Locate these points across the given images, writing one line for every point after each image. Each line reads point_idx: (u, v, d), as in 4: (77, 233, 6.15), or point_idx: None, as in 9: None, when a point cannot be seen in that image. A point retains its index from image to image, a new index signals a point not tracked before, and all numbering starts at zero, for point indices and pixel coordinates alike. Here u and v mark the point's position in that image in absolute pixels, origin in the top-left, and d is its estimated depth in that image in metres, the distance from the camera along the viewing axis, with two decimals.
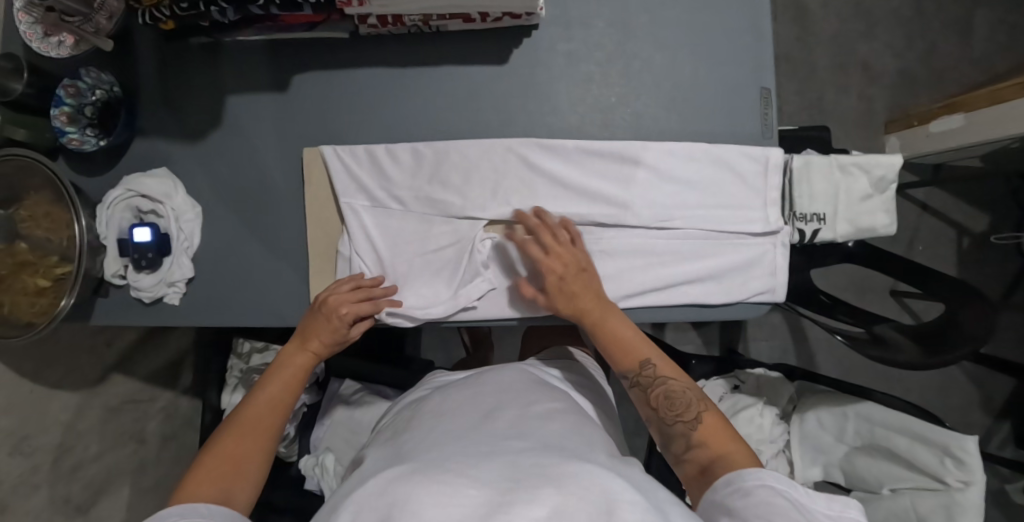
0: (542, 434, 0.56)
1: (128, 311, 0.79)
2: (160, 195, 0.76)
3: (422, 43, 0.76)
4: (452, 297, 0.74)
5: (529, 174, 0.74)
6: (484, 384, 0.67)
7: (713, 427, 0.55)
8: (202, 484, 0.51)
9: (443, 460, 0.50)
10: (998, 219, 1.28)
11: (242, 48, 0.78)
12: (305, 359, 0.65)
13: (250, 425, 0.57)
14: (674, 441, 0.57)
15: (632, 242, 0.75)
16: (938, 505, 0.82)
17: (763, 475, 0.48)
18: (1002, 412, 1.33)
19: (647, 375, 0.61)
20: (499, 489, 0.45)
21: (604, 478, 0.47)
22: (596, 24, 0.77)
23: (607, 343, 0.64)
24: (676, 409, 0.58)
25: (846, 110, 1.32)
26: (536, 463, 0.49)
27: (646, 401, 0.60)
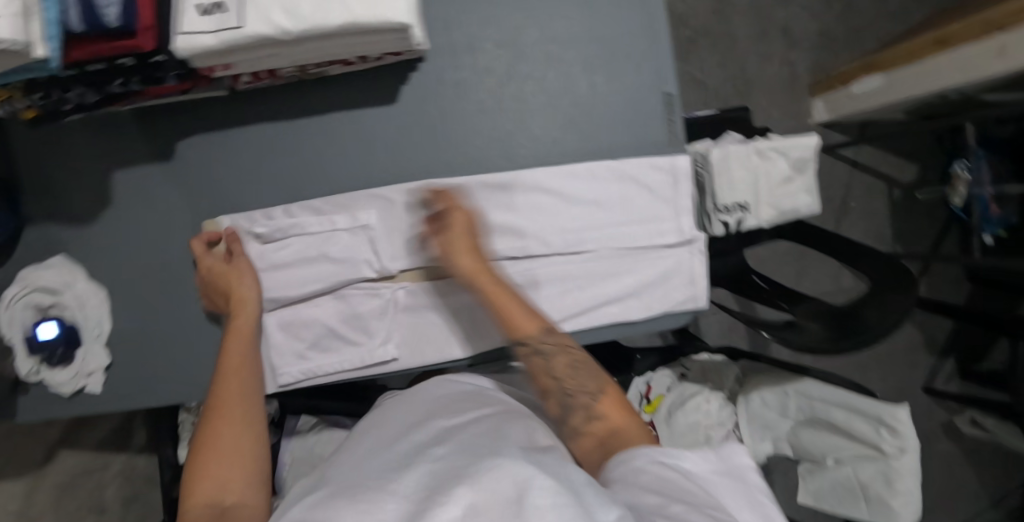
0: (463, 434, 0.50)
1: (50, 405, 0.76)
2: (59, 286, 0.73)
3: (306, 92, 0.72)
4: (372, 351, 0.73)
5: (434, 217, 0.73)
6: (415, 399, 0.62)
7: (613, 404, 0.55)
8: (200, 480, 0.51)
9: (361, 480, 0.44)
10: (924, 168, 1.31)
11: (118, 118, 0.73)
12: (243, 323, 0.67)
13: (226, 413, 0.57)
14: (573, 411, 0.55)
15: (547, 270, 0.75)
16: (877, 472, 0.86)
17: (650, 452, 0.47)
18: (947, 351, 1.38)
19: (551, 346, 0.59)
20: (416, 499, 0.38)
21: (519, 467, 0.39)
22: (484, 47, 0.73)
23: (505, 316, 0.62)
24: (583, 379, 0.57)
25: (771, 77, 1.31)
26: (452, 467, 0.42)
27: (550, 374, 0.58)
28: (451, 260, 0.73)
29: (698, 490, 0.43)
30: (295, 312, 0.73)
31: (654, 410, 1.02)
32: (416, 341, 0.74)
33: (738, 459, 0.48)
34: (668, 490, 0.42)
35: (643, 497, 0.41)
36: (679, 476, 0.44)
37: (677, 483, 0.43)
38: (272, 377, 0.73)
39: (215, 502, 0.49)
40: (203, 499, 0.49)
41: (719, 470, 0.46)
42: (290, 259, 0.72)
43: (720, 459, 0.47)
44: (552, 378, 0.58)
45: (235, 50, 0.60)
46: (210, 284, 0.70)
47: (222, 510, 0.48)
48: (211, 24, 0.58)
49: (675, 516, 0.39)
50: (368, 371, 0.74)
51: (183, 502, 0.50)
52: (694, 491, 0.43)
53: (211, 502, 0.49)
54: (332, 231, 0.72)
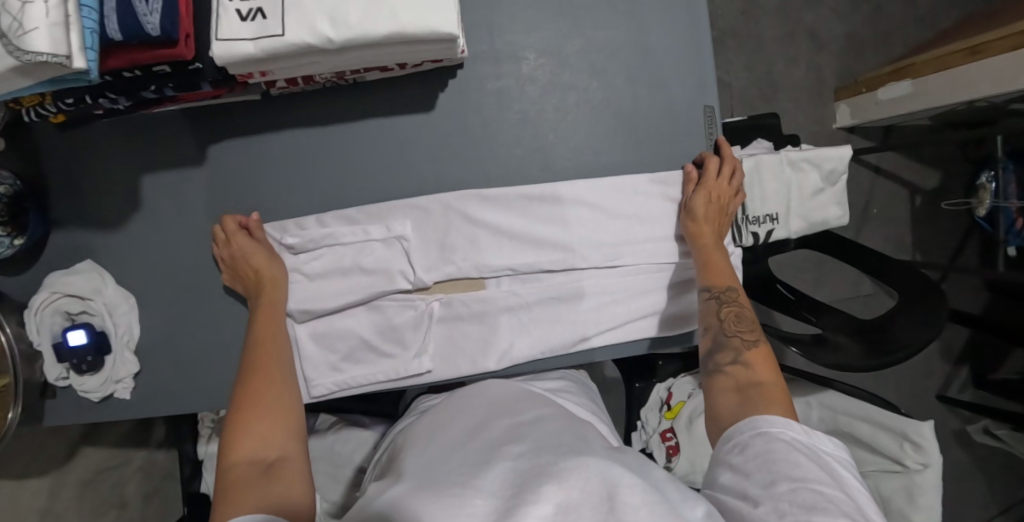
0: (539, 429, 0.50)
1: (79, 410, 0.76)
2: (89, 292, 0.72)
3: (339, 98, 0.70)
4: (405, 363, 0.72)
5: (472, 229, 0.71)
6: (475, 394, 0.62)
7: (763, 358, 0.58)
8: (243, 435, 0.53)
9: (447, 470, 0.45)
10: (947, 176, 1.31)
11: (148, 121, 0.71)
12: (272, 295, 0.67)
13: (259, 383, 0.57)
14: (723, 350, 0.60)
15: (584, 284, 0.74)
16: (899, 486, 0.88)
17: (758, 422, 0.50)
18: (960, 358, 1.40)
19: (725, 293, 0.66)
20: (508, 492, 0.40)
21: (606, 468, 0.41)
22: (526, 56, 0.71)
23: (704, 261, 0.69)
24: (742, 328, 0.62)
25: (797, 81, 1.30)
26: (538, 464, 0.43)
27: (715, 314, 0.64)
28: (488, 273, 0.72)
29: (809, 458, 0.46)
30: (328, 324, 0.72)
31: (675, 416, 0.99)
32: (449, 354, 0.73)
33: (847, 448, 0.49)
34: (775, 466, 0.45)
35: (753, 476, 0.45)
36: (788, 447, 0.47)
37: (788, 460, 0.45)
38: (305, 389, 0.73)
39: (259, 459, 0.51)
40: (246, 455, 0.51)
41: (830, 452, 0.48)
42: (324, 270, 0.71)
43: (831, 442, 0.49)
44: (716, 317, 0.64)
45: (275, 58, 0.58)
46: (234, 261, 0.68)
47: (266, 467, 0.51)
48: (251, 32, 0.56)
49: (784, 498, 0.42)
50: (401, 384, 0.73)
51: (227, 458, 0.52)
52: (804, 458, 0.46)
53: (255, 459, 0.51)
54: (366, 242, 0.71)
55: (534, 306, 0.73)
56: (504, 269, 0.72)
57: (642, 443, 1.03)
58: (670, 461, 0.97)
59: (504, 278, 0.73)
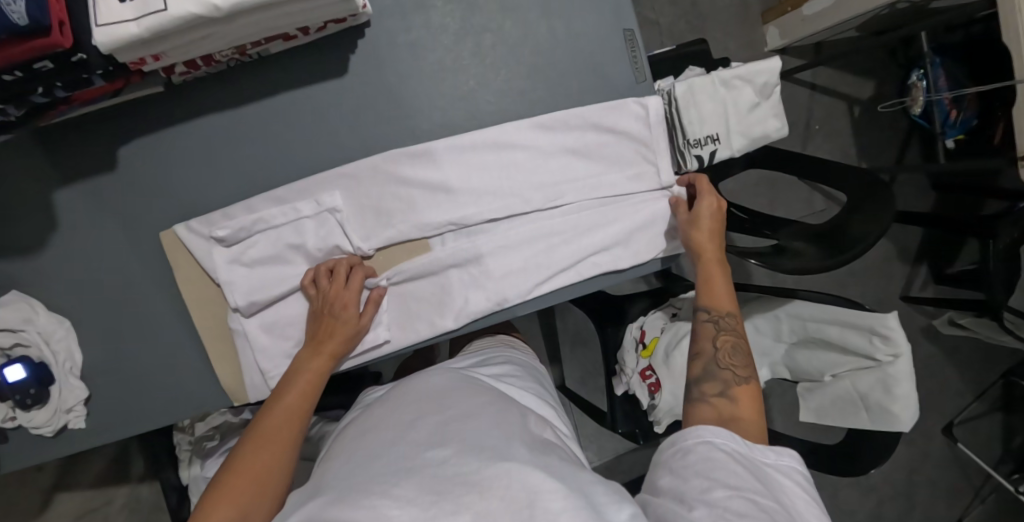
0: (464, 432, 0.48)
1: (30, 450, 0.72)
2: (20, 323, 0.68)
3: (247, 76, 0.67)
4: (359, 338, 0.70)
5: (406, 191, 0.70)
6: (411, 390, 0.59)
7: (748, 399, 0.59)
8: (218, 504, 0.50)
9: (371, 477, 0.44)
10: (880, 82, 1.33)
11: (47, 134, 0.67)
12: (324, 363, 0.64)
13: (269, 429, 0.56)
14: (712, 381, 0.61)
15: (531, 229, 0.72)
16: (875, 381, 0.89)
17: (700, 429, 0.54)
18: (918, 257, 1.45)
19: (724, 321, 0.65)
20: (424, 502, 0.40)
21: (527, 473, 0.42)
22: (433, 4, 0.69)
23: (704, 284, 0.68)
24: (735, 363, 0.62)
25: (723, 9, 1.30)
26: (459, 469, 0.43)
27: (710, 339, 0.64)
28: (430, 231, 0.70)
29: (747, 467, 0.50)
30: (276, 312, 0.71)
31: (651, 355, 0.99)
32: (405, 320, 0.72)
33: (788, 460, 0.52)
34: (713, 470, 0.48)
35: (690, 482, 0.48)
36: (725, 456, 0.50)
37: (727, 466, 0.49)
38: (264, 382, 0.71)
39: None
40: None
41: (766, 461, 0.51)
42: (264, 256, 0.69)
43: (770, 455, 0.52)
44: (711, 343, 0.64)
45: (163, 37, 0.54)
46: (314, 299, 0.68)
47: None
48: (132, 11, 0.51)
49: (722, 503, 0.45)
50: (360, 362, 0.71)
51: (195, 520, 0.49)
52: (737, 462, 0.50)
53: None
54: (297, 221, 0.69)
55: (483, 258, 0.71)
56: (447, 224, 0.70)
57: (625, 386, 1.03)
58: (653, 398, 0.97)
59: (448, 235, 0.72)
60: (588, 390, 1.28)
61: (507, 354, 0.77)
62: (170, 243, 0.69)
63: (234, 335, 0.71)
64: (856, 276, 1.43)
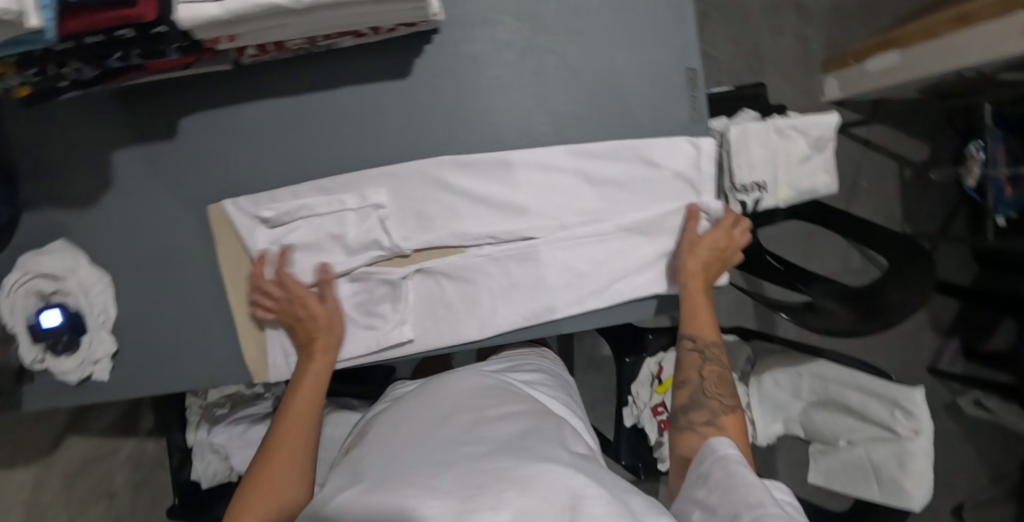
0: (496, 433, 0.52)
1: (54, 394, 0.74)
2: (63, 272, 0.70)
3: (313, 64, 0.68)
4: (383, 332, 0.72)
5: (448, 198, 0.70)
6: (444, 388, 0.63)
7: (734, 430, 0.60)
8: (244, 513, 0.54)
9: (405, 471, 0.47)
10: (937, 147, 1.30)
11: (116, 96, 0.69)
12: (319, 363, 0.67)
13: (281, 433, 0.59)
14: (698, 409, 0.62)
15: (569, 248, 0.72)
16: (890, 454, 0.87)
17: (715, 446, 0.53)
18: (950, 331, 1.40)
19: (711, 351, 0.67)
20: (463, 494, 0.42)
21: (567, 476, 0.44)
22: (502, 19, 0.69)
23: (691, 308, 0.69)
24: (722, 391, 0.63)
25: (783, 53, 1.29)
26: (497, 465, 0.45)
27: (697, 370, 0.65)
28: (468, 241, 0.71)
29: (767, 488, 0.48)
30: (308, 299, 0.73)
31: (666, 392, 1.03)
32: (432, 321, 0.73)
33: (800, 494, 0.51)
34: (734, 495, 0.46)
35: (720, 511, 0.46)
36: (745, 472, 0.49)
37: (749, 482, 0.47)
38: (287, 365, 0.74)
39: None
40: None
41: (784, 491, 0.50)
42: (303, 242, 0.71)
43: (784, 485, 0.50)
44: (698, 372, 0.65)
45: (241, 20, 0.55)
46: (291, 308, 0.69)
47: None
48: None
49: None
50: (381, 354, 0.73)
51: None
52: (755, 479, 0.48)
53: None
54: (341, 212, 0.70)
55: (517, 274, 0.72)
56: (485, 236, 0.71)
57: (633, 419, 1.02)
58: (661, 435, 1.03)
59: (485, 246, 0.72)
60: (595, 415, 1.28)
61: (539, 362, 0.78)
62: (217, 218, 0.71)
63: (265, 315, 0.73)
64: (882, 340, 1.39)
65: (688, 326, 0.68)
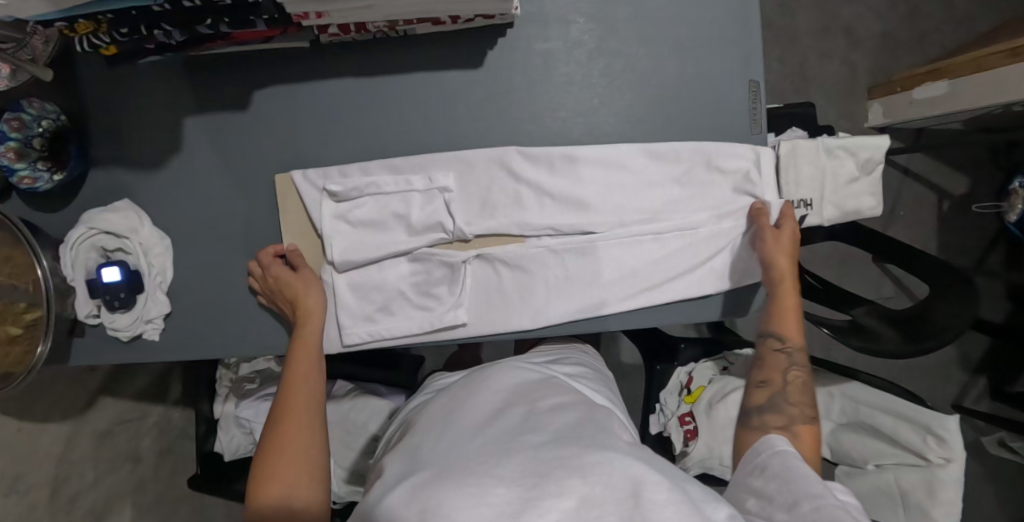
0: (553, 424, 0.53)
1: (105, 350, 0.75)
2: (126, 230, 0.72)
3: (390, 47, 0.71)
4: (437, 313, 0.74)
5: (517, 188, 0.73)
6: (494, 375, 0.63)
7: (810, 439, 0.60)
8: (266, 483, 0.55)
9: (464, 459, 0.49)
10: (978, 182, 1.30)
11: (196, 63, 0.72)
12: (309, 328, 0.68)
13: (292, 404, 0.60)
14: (777, 412, 0.62)
15: (626, 244, 0.74)
16: (920, 480, 0.86)
17: (775, 443, 0.55)
18: (978, 368, 1.39)
19: (797, 355, 0.67)
20: (527, 482, 0.44)
21: (630, 465, 0.44)
22: (576, 20, 0.73)
23: (779, 307, 0.69)
24: (803, 399, 0.64)
25: (829, 77, 1.30)
26: (558, 454, 0.47)
27: (782, 372, 0.66)
28: (529, 231, 0.74)
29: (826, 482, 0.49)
30: (367, 275, 0.74)
31: (694, 401, 1.03)
32: (485, 307, 0.74)
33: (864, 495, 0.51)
34: (794, 485, 0.48)
35: (777, 498, 0.48)
36: (804, 467, 0.50)
37: (808, 476, 0.49)
38: (339, 337, 0.74)
39: (283, 506, 0.54)
40: (269, 501, 0.54)
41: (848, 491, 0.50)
42: (368, 218, 0.73)
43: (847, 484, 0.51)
44: (782, 375, 0.66)
45: None
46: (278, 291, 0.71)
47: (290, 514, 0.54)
48: None
49: (806, 517, 0.44)
50: (428, 337, 0.74)
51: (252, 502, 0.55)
52: (815, 475, 0.49)
53: (280, 503, 0.54)
54: (407, 192, 0.72)
55: (572, 267, 0.74)
56: (546, 229, 0.73)
57: (660, 427, 1.04)
58: (687, 445, 1.01)
59: (544, 237, 0.74)
60: None
61: (579, 356, 0.80)
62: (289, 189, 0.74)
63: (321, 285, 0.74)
64: (908, 371, 1.39)
65: (777, 326, 0.68)
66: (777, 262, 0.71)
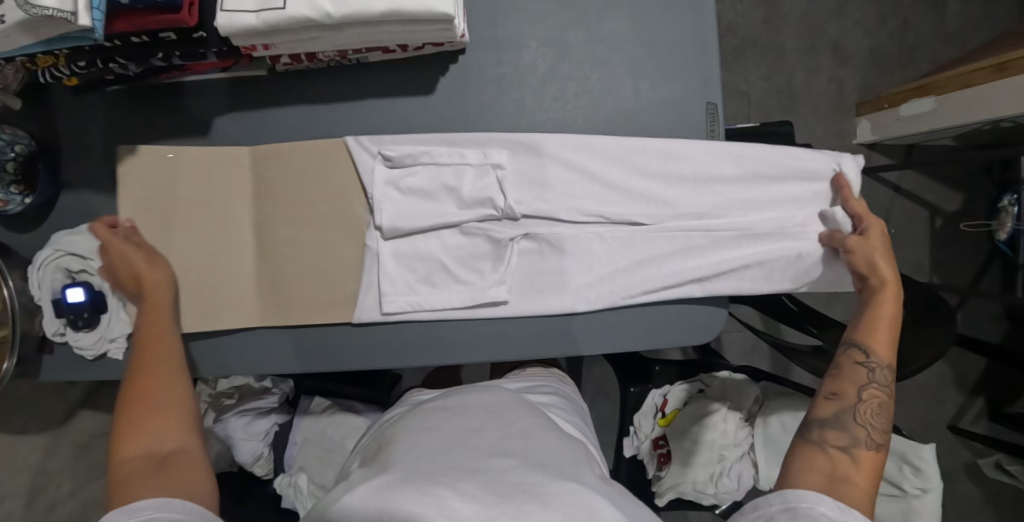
0: (524, 449, 0.52)
1: (70, 367, 0.77)
2: (90, 252, 0.74)
3: (345, 74, 0.72)
4: (483, 286, 0.74)
5: (563, 170, 0.74)
6: (470, 396, 0.63)
7: (866, 467, 0.54)
8: (129, 437, 0.54)
9: (431, 470, 0.48)
10: (972, 198, 1.26)
11: (161, 92, 0.74)
12: (162, 294, 0.68)
13: (149, 363, 0.60)
14: (841, 431, 0.56)
15: (655, 240, 0.76)
16: (897, 510, 0.83)
17: (787, 496, 0.50)
18: (975, 389, 1.35)
19: (880, 373, 0.61)
20: (487, 500, 0.44)
21: (589, 499, 0.46)
22: (528, 45, 0.73)
23: (874, 311, 0.65)
24: (876, 423, 0.57)
25: (817, 93, 1.28)
26: (523, 479, 0.47)
27: (858, 387, 0.60)
28: (583, 216, 0.75)
29: None
30: (413, 243, 0.74)
31: (669, 425, 1.01)
32: (529, 289, 0.76)
33: None
34: None
35: None
36: None
37: None
38: (378, 304, 0.74)
39: (152, 455, 0.53)
40: (136, 452, 0.53)
41: None
42: (419, 187, 0.72)
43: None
44: (857, 391, 0.60)
45: (277, 31, 0.59)
46: (119, 268, 0.68)
47: (163, 458, 0.53)
48: (254, 4, 0.56)
49: None
50: (474, 308, 0.75)
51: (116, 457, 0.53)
52: None
53: (147, 451, 0.54)
54: (461, 165, 0.72)
55: (558, 276, 0.76)
56: (593, 216, 0.75)
57: (633, 450, 1.03)
58: (660, 470, 1.00)
59: (597, 225, 0.76)
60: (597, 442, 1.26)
61: (556, 385, 0.79)
62: (263, 152, 0.73)
63: (370, 252, 0.74)
64: (903, 392, 1.34)
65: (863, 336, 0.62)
66: (880, 269, 0.67)
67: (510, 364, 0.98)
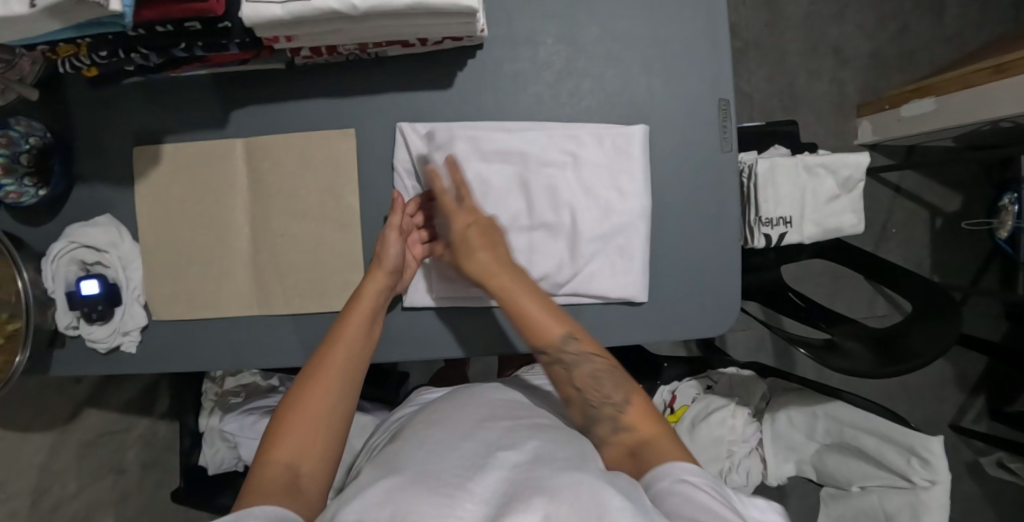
0: (528, 443, 0.52)
1: (81, 362, 0.77)
2: (104, 245, 0.74)
3: (364, 68, 0.73)
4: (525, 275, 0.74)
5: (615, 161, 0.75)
6: (474, 394, 0.63)
7: (642, 414, 0.57)
8: (279, 441, 0.53)
9: (438, 469, 0.47)
10: (970, 199, 1.28)
11: (179, 85, 0.74)
12: (386, 289, 0.67)
13: (326, 364, 0.58)
14: (600, 425, 0.58)
15: (690, 232, 0.78)
16: (904, 503, 0.85)
17: (677, 471, 0.50)
18: (975, 388, 1.36)
19: (571, 358, 0.60)
20: (494, 503, 0.43)
21: (598, 488, 0.45)
22: (545, 41, 0.74)
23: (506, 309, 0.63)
24: (606, 391, 0.59)
25: (818, 95, 1.30)
26: (531, 475, 0.47)
27: (570, 384, 0.61)
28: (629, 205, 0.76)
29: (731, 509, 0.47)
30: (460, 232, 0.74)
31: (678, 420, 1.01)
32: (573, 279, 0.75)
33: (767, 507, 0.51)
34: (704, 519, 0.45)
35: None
36: (700, 492, 0.48)
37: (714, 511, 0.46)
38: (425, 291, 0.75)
39: (290, 467, 0.51)
40: (280, 458, 0.52)
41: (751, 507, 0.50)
42: (471, 175, 0.73)
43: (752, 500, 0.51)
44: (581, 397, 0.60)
45: (302, 22, 0.59)
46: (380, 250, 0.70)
47: (295, 477, 0.51)
48: None
49: None
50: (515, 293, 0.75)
51: (262, 454, 0.53)
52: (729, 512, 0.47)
53: (286, 463, 0.51)
54: (513, 153, 0.73)
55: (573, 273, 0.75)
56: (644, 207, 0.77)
57: None
58: None
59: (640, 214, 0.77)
60: None
61: None
62: (312, 143, 0.73)
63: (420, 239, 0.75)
64: (905, 391, 1.36)
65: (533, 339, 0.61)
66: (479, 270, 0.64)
67: (522, 360, 0.98)
